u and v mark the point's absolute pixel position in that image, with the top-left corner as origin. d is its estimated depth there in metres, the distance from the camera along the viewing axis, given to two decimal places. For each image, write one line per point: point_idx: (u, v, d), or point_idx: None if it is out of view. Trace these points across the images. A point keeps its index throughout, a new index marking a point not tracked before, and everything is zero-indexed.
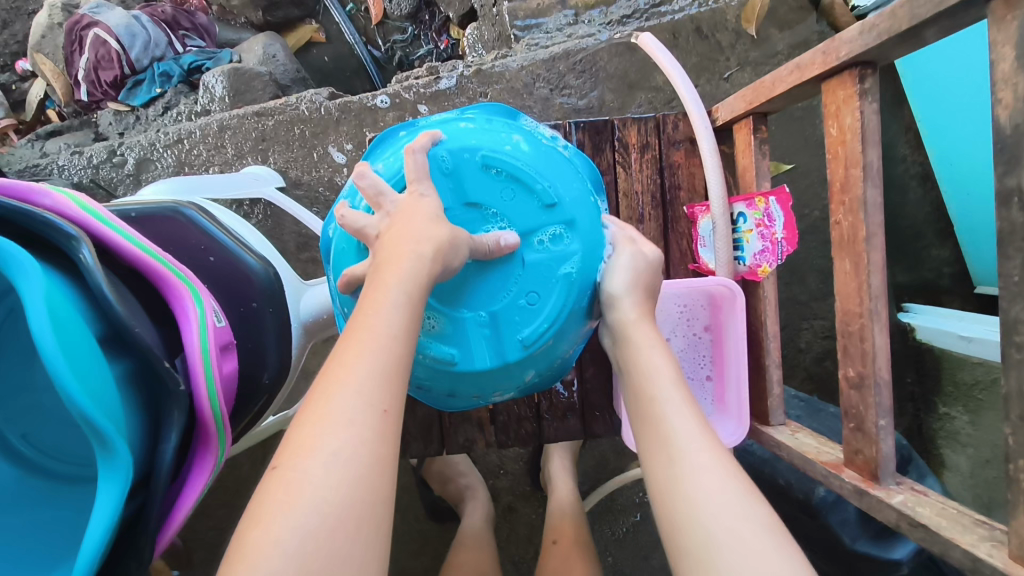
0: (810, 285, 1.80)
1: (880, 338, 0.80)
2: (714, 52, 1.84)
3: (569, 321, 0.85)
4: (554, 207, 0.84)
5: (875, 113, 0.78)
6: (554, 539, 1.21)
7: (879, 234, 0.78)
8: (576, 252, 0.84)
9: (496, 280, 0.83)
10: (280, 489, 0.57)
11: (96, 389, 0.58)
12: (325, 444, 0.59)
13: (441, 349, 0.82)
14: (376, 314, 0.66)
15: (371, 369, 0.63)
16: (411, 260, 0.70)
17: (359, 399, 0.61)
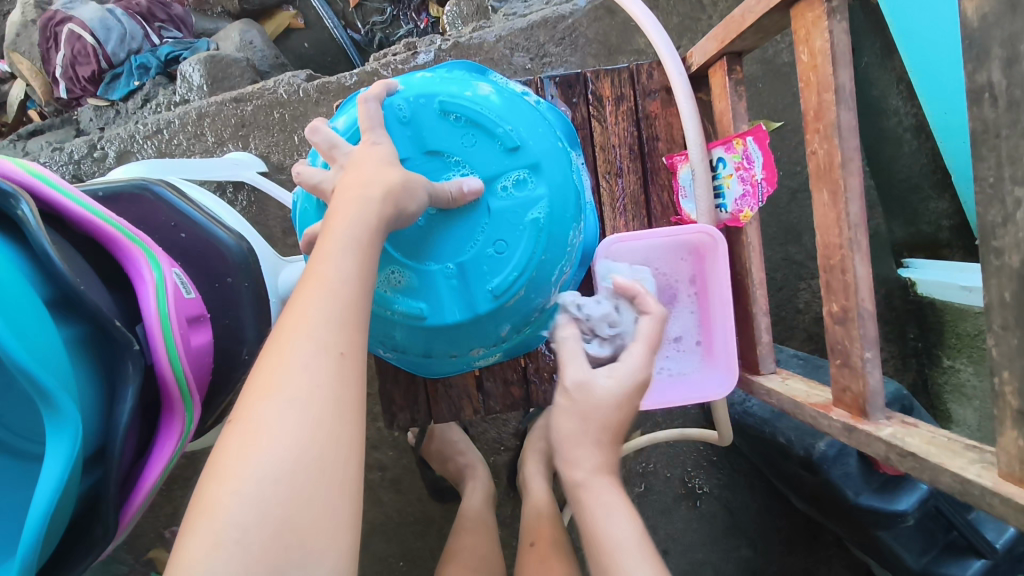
0: (806, 244, 1.76)
1: (862, 268, 0.77)
2: (696, 11, 1.80)
3: (540, 269, 0.86)
4: (518, 150, 0.85)
5: (844, 31, 0.74)
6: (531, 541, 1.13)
7: (855, 158, 0.75)
8: (542, 197, 0.85)
9: (459, 231, 0.85)
10: (235, 444, 0.58)
11: (39, 347, 0.56)
12: (278, 394, 0.59)
13: (410, 303, 0.85)
14: (326, 265, 0.67)
15: (321, 318, 0.63)
16: (359, 206, 0.71)
17: (312, 345, 0.62)
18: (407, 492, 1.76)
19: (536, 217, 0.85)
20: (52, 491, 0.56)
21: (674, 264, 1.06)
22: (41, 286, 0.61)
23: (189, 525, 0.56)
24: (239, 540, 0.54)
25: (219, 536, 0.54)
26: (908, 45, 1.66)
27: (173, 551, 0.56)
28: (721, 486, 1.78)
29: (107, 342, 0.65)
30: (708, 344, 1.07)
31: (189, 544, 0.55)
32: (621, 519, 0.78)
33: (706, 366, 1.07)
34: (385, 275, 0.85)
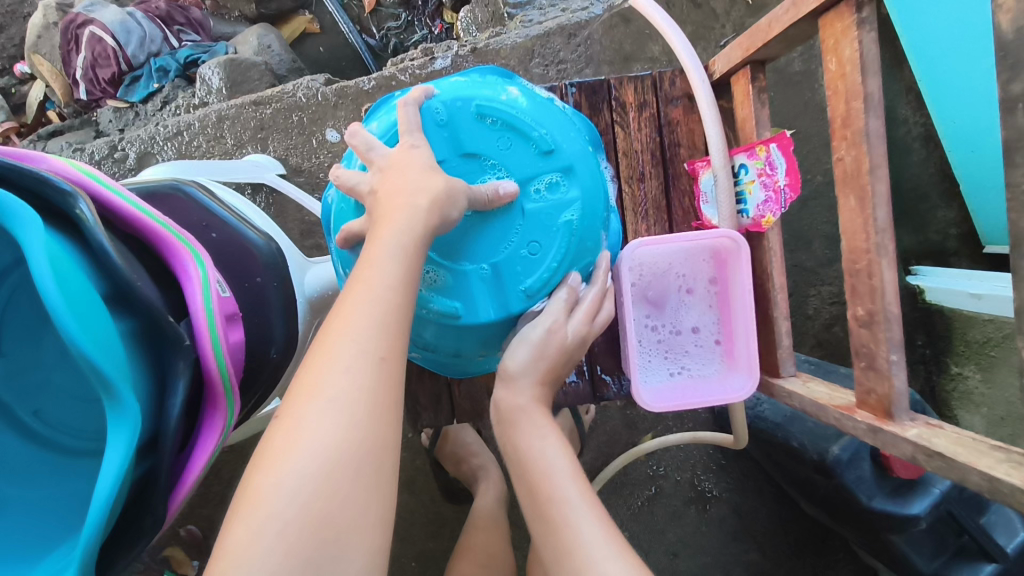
0: (816, 250, 1.78)
1: (888, 273, 0.79)
2: (709, 20, 1.83)
3: (572, 269, 0.89)
4: (551, 154, 0.88)
5: (874, 42, 0.76)
6: None
7: (883, 165, 0.77)
8: (576, 200, 0.88)
9: (491, 232, 0.87)
10: (282, 436, 0.60)
11: (102, 342, 0.58)
12: (325, 389, 0.61)
13: (445, 302, 0.86)
14: (374, 267, 0.68)
15: (368, 319, 0.65)
16: (405, 211, 0.73)
17: (357, 347, 0.63)
18: (419, 495, 1.77)
19: (569, 220, 0.87)
20: (113, 482, 0.58)
21: (695, 267, 1.10)
22: (98, 282, 0.63)
23: (235, 509, 0.58)
24: (281, 528, 0.56)
25: (261, 524, 0.56)
26: (918, 49, 1.67)
27: (218, 537, 0.58)
28: (731, 490, 1.79)
29: (157, 338, 0.67)
30: (728, 345, 1.09)
31: (233, 530, 0.57)
32: (585, 516, 0.75)
33: (727, 368, 1.09)
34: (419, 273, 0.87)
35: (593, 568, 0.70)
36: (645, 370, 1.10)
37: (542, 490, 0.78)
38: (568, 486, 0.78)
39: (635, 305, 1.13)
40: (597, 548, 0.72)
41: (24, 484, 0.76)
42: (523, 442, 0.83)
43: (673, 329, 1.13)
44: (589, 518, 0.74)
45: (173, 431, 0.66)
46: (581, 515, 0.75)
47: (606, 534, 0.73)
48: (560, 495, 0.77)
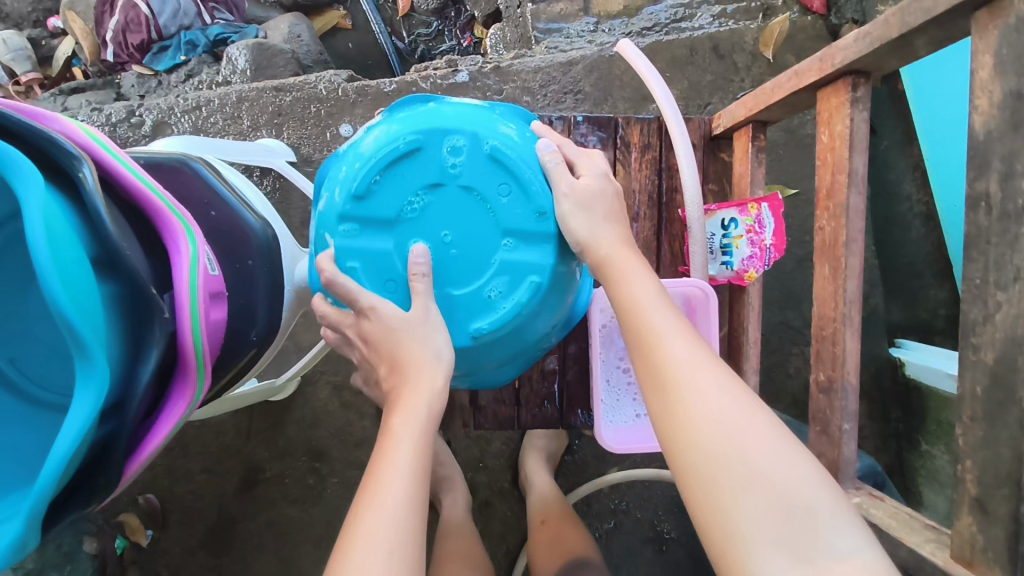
0: (803, 311, 1.81)
1: (851, 343, 0.81)
2: (729, 72, 1.89)
3: (541, 173, 0.95)
4: (422, 146, 0.94)
5: (865, 121, 0.80)
6: (542, 519, 1.48)
7: (858, 240, 0.80)
8: (472, 137, 0.94)
9: (475, 220, 0.94)
10: (340, 574, 0.70)
11: (83, 304, 0.60)
12: (361, 556, 0.71)
13: (517, 294, 0.94)
14: (396, 453, 0.81)
15: (403, 464, 0.80)
16: (422, 355, 0.89)
17: (387, 522, 0.74)
18: None
19: (487, 145, 0.94)
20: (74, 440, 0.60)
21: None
22: (89, 245, 0.65)
23: None
24: None
25: None
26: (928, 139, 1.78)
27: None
28: (688, 535, 1.81)
29: (138, 305, 0.69)
30: None
31: None
32: (680, 341, 0.77)
33: None
34: (490, 307, 0.95)
35: (692, 391, 0.72)
36: (611, 410, 1.12)
37: (641, 322, 0.81)
38: (668, 320, 0.80)
39: (604, 350, 1.14)
40: (697, 366, 0.75)
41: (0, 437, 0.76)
42: (620, 288, 0.86)
43: None
44: (686, 346, 0.77)
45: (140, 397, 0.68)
46: (677, 341, 0.77)
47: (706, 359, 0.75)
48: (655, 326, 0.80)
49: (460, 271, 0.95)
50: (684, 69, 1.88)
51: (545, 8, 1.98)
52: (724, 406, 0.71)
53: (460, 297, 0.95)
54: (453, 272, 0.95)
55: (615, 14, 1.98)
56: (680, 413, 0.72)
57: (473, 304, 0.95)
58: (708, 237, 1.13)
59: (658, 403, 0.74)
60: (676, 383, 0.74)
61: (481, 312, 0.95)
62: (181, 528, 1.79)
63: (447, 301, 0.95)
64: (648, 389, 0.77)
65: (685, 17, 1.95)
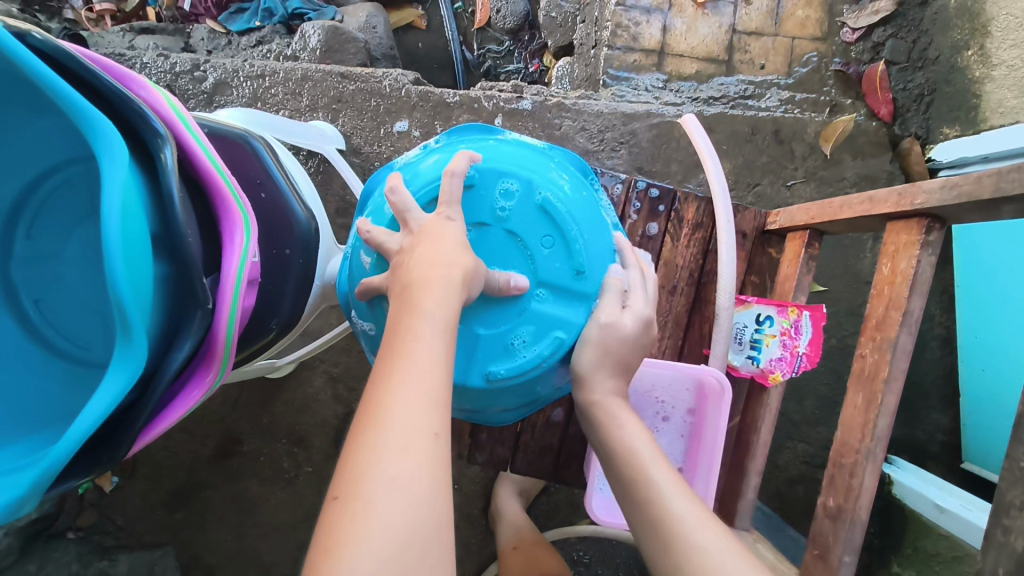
0: (807, 407, 1.79)
1: (869, 479, 0.81)
2: (785, 158, 1.89)
3: (591, 231, 0.95)
4: (479, 182, 0.93)
5: (930, 266, 0.80)
6: (514, 546, 1.50)
7: (899, 379, 0.80)
8: (527, 182, 0.94)
9: (514, 265, 0.93)
10: (348, 519, 0.57)
11: (137, 280, 0.59)
12: (388, 458, 0.60)
13: (543, 347, 0.92)
14: (417, 341, 0.70)
15: (418, 393, 0.65)
16: (442, 284, 0.75)
17: (411, 422, 0.63)
18: None
19: (539, 197, 0.93)
20: (99, 412, 0.59)
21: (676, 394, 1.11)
22: (153, 222, 0.65)
23: None
24: None
25: None
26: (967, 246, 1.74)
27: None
28: None
29: (184, 289, 0.68)
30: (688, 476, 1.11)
31: None
32: (673, 492, 0.77)
33: None
34: (510, 354, 0.92)
35: (698, 547, 0.71)
36: (605, 478, 1.12)
37: (636, 470, 0.81)
38: (658, 468, 0.80)
39: None
40: (691, 519, 0.74)
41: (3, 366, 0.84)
42: (608, 434, 0.86)
43: None
44: (678, 493, 0.77)
45: (167, 380, 0.67)
46: (670, 492, 0.77)
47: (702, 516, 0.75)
48: (651, 473, 0.80)
49: (491, 310, 0.91)
50: (741, 146, 1.88)
51: (619, 56, 1.99)
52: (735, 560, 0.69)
53: (485, 336, 0.91)
54: (485, 311, 0.91)
55: (685, 77, 1.99)
56: (686, 571, 0.70)
57: (495, 345, 0.92)
58: (739, 327, 1.12)
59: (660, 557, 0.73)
60: (675, 537, 0.73)
61: (499, 357, 0.92)
62: (146, 482, 1.77)
63: (470, 337, 0.92)
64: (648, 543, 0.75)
65: (753, 95, 1.97)
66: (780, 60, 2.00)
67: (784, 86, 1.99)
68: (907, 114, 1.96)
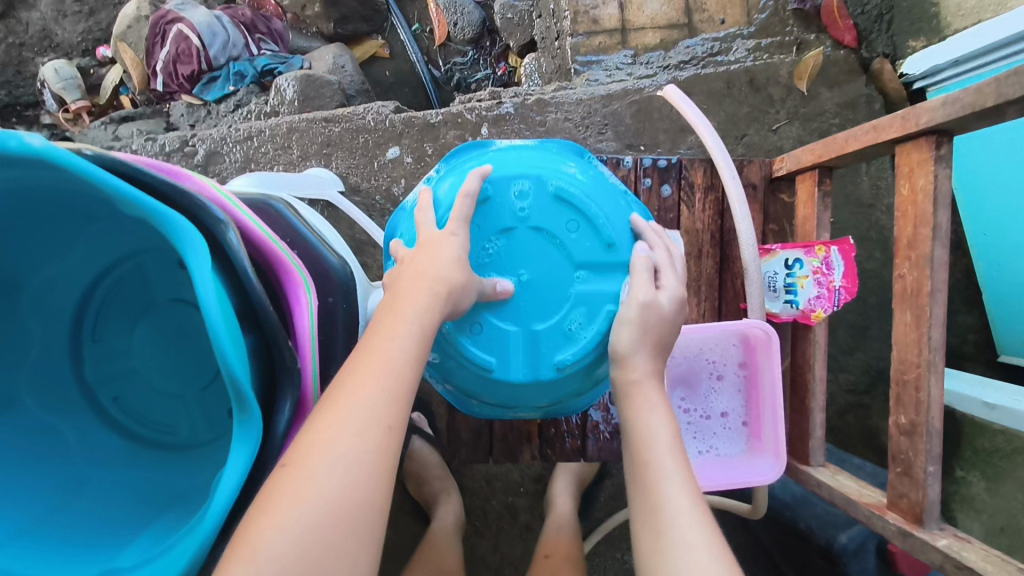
0: (840, 337, 1.83)
1: (936, 389, 0.85)
2: (765, 105, 1.93)
3: (608, 205, 0.99)
4: (492, 194, 0.97)
5: (947, 178, 0.84)
6: (546, 555, 1.43)
7: (942, 290, 0.84)
8: (536, 178, 0.98)
9: (549, 257, 0.97)
10: (289, 483, 0.64)
11: (242, 356, 0.63)
12: (338, 441, 0.67)
13: (597, 326, 0.96)
14: (391, 341, 0.76)
15: (380, 389, 0.72)
16: (429, 295, 0.81)
17: (369, 415, 0.69)
18: (424, 523, 1.79)
19: (552, 187, 0.97)
20: (232, 487, 0.62)
21: (724, 351, 1.14)
22: (235, 301, 0.69)
23: (235, 545, 0.61)
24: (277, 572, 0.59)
25: (261, 562, 0.59)
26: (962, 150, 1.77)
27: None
28: None
29: (272, 356, 0.72)
30: (755, 428, 1.14)
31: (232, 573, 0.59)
32: (676, 482, 0.78)
33: (753, 452, 1.13)
34: (571, 339, 0.97)
35: (679, 554, 0.72)
36: None
37: (647, 459, 0.81)
38: (666, 459, 0.81)
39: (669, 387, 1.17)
40: (684, 518, 0.75)
41: (96, 464, 0.86)
42: (637, 414, 0.86)
43: (703, 414, 1.16)
44: (681, 487, 0.78)
45: (277, 444, 0.71)
46: (674, 487, 0.78)
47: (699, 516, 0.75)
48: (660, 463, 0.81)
49: (533, 308, 0.97)
50: (721, 102, 1.93)
51: (585, 42, 2.03)
52: (709, 567, 0.71)
53: (542, 330, 0.96)
54: (532, 308, 0.97)
55: (651, 48, 2.03)
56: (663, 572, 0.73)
57: (553, 336, 0.96)
58: (771, 276, 1.16)
59: (649, 544, 0.75)
60: (666, 530, 0.75)
61: (562, 345, 0.96)
62: None
63: (529, 336, 0.96)
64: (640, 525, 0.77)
65: (721, 50, 2.01)
66: (738, 12, 2.04)
67: (748, 35, 2.03)
68: (871, 36, 2.02)
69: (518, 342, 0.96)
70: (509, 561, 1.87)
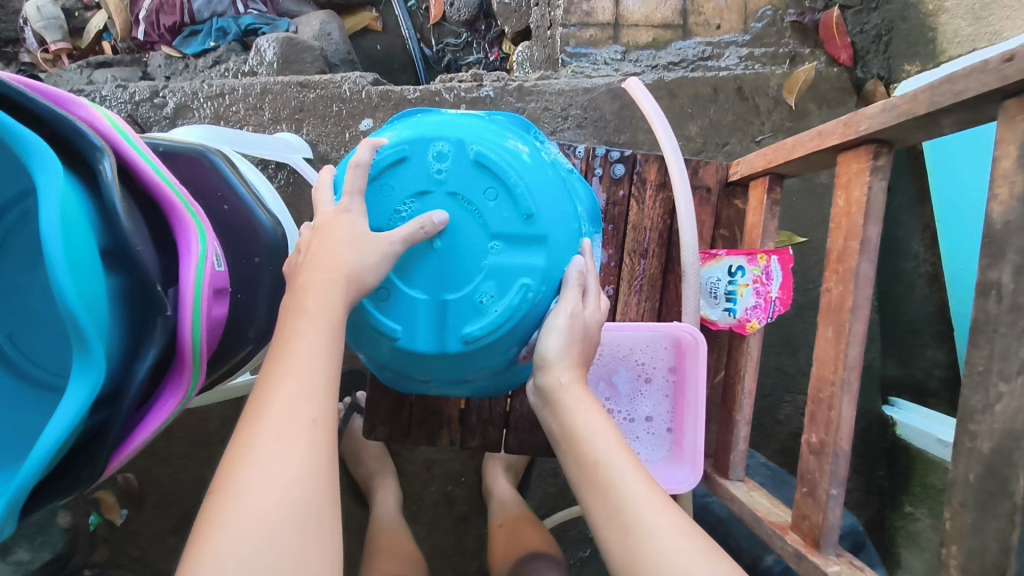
0: (801, 358, 1.79)
1: (846, 409, 0.81)
2: (750, 115, 1.89)
3: (532, 176, 0.95)
4: (410, 155, 0.95)
5: (882, 190, 0.80)
6: (500, 522, 1.56)
7: (864, 307, 0.80)
8: (456, 140, 0.94)
9: (462, 226, 0.93)
10: (223, 499, 0.65)
11: (88, 291, 0.61)
12: (263, 445, 0.67)
13: (507, 299, 0.93)
14: (302, 340, 0.76)
15: (298, 386, 0.72)
16: (327, 284, 0.80)
17: (290, 412, 0.70)
18: (357, 503, 1.76)
19: (472, 151, 0.94)
20: (64, 426, 0.60)
21: (655, 354, 1.11)
22: (101, 236, 0.66)
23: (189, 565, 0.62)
24: None
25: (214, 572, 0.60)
26: (938, 153, 1.74)
27: None
28: None
29: (140, 300, 0.70)
30: (678, 436, 1.10)
31: None
32: (632, 476, 0.76)
33: (672, 460, 1.10)
34: (481, 312, 0.93)
35: (656, 541, 0.71)
36: None
37: (594, 459, 0.78)
38: (614, 454, 0.78)
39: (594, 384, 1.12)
40: (651, 510, 0.73)
41: None
42: (571, 417, 0.82)
43: (628, 416, 1.12)
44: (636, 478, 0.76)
45: (134, 391, 0.69)
46: (627, 479, 0.76)
47: (665, 508, 0.74)
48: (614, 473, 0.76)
49: (445, 275, 0.94)
50: (706, 108, 1.89)
51: (575, 33, 1.98)
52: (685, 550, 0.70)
53: (452, 300, 0.93)
54: (443, 278, 0.94)
55: (643, 45, 1.99)
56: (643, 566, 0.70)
57: (463, 307, 0.94)
58: (712, 281, 1.12)
59: (619, 544, 0.73)
60: (633, 528, 0.72)
61: (472, 317, 0.94)
62: (155, 512, 1.78)
63: (438, 306, 0.94)
64: (606, 528, 0.75)
65: (712, 56, 1.97)
66: (735, 17, 1.98)
67: (743, 43, 1.98)
68: (867, 56, 1.96)
69: (428, 313, 0.94)
70: (441, 550, 1.84)
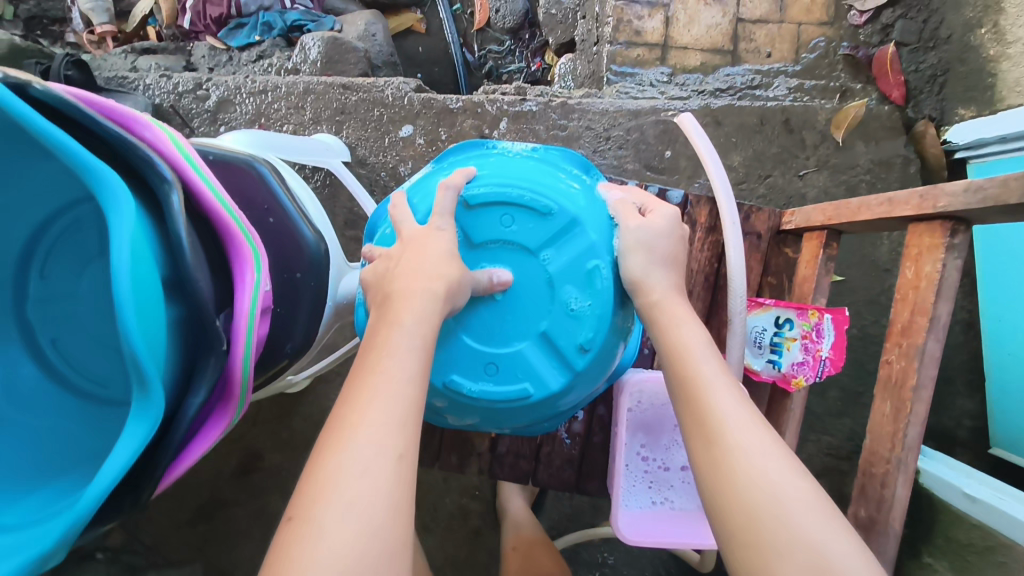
0: (829, 399, 1.76)
1: (899, 489, 0.91)
2: (796, 148, 1.86)
3: (520, 171, 0.94)
4: None
5: (955, 268, 0.84)
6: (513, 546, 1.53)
7: (926, 386, 0.88)
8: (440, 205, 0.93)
9: (510, 255, 0.92)
10: (298, 543, 0.59)
11: (150, 331, 0.60)
12: (345, 474, 0.62)
13: (589, 294, 0.91)
14: (390, 360, 0.71)
15: (383, 415, 0.66)
16: (422, 296, 0.77)
17: (372, 446, 0.64)
18: None
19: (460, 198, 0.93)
20: (118, 466, 0.59)
21: None
22: (164, 269, 0.65)
23: None
24: None
25: None
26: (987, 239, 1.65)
27: None
28: None
29: (196, 333, 0.69)
30: None
31: None
32: (725, 389, 0.77)
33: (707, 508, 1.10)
34: (577, 318, 0.91)
35: (742, 448, 0.71)
36: (629, 494, 1.12)
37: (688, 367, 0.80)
38: (712, 369, 0.79)
39: (631, 432, 1.15)
40: (738, 417, 0.74)
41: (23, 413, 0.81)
42: (667, 331, 0.84)
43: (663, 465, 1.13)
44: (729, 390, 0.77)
45: (184, 424, 0.68)
46: (723, 393, 0.77)
47: (751, 418, 0.74)
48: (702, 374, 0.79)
49: (529, 307, 0.92)
50: (751, 137, 1.85)
51: (622, 51, 1.95)
52: (769, 460, 0.70)
53: (547, 327, 0.91)
54: (528, 310, 0.92)
55: (691, 69, 1.95)
56: (727, 469, 0.71)
57: (558, 325, 0.91)
58: (758, 331, 1.09)
59: (702, 450, 0.74)
60: (718, 436, 0.73)
61: (573, 329, 0.91)
62: (170, 503, 1.78)
63: (541, 339, 0.91)
64: (692, 434, 0.76)
65: (760, 84, 1.93)
66: (787, 47, 1.95)
67: (792, 73, 1.94)
68: (920, 95, 1.91)
69: (533, 351, 0.92)
70: (451, 563, 1.83)
